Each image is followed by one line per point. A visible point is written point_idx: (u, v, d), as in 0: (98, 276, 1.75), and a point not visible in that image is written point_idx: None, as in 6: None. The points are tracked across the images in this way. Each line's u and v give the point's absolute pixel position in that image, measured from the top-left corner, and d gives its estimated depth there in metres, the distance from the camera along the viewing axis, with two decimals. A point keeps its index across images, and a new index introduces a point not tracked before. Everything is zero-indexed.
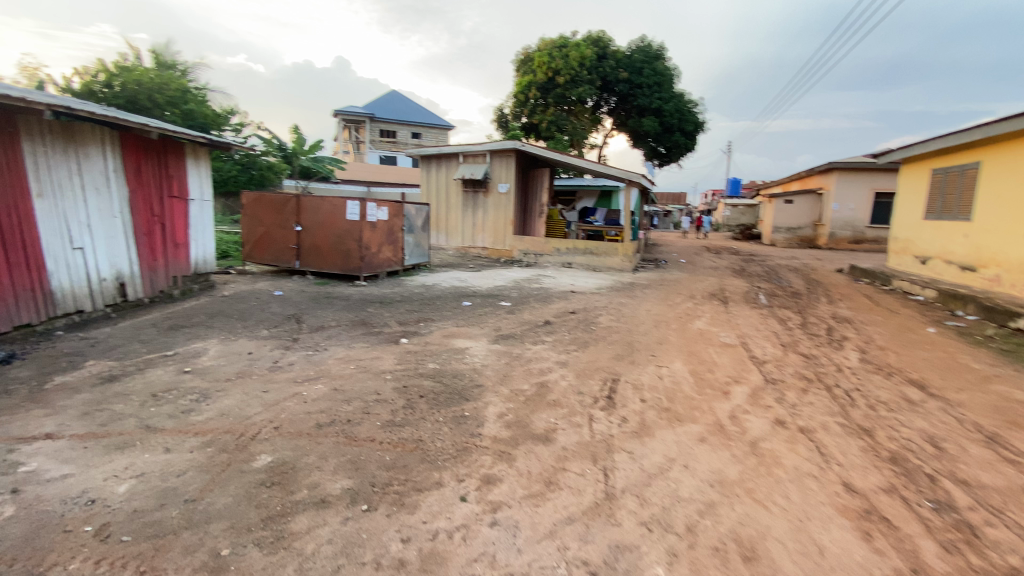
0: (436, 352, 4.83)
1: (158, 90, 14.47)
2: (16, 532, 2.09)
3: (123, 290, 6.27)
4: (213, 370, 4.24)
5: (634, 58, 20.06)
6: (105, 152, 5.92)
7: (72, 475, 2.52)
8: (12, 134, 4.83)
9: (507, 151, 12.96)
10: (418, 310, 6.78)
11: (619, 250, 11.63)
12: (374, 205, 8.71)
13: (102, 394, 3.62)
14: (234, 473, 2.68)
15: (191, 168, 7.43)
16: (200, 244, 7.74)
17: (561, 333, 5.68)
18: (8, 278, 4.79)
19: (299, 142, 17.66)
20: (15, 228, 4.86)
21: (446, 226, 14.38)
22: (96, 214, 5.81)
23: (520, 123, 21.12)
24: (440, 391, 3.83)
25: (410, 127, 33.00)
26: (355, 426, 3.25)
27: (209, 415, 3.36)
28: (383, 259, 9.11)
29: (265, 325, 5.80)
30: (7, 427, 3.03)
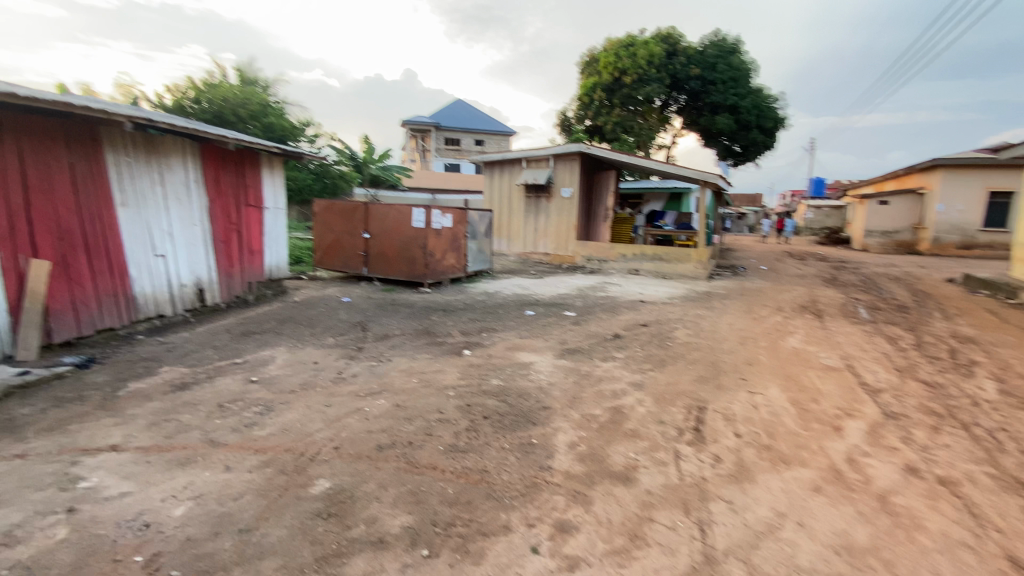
0: (501, 367, 4.55)
1: (241, 105, 15.46)
2: (65, 559, 2.02)
3: (201, 295, 6.54)
4: (278, 380, 4.21)
5: (706, 54, 19.03)
6: (185, 163, 6.20)
7: (127, 496, 2.47)
8: (101, 148, 5.14)
9: (571, 154, 12.55)
10: (482, 319, 6.55)
11: (694, 256, 10.89)
12: (439, 212, 8.63)
13: (171, 404, 3.66)
14: (291, 500, 2.48)
15: (266, 178, 7.70)
16: (273, 251, 8.00)
17: (634, 349, 5.22)
18: (94, 284, 5.07)
19: (368, 151, 18.25)
20: (103, 236, 5.16)
21: (507, 232, 14.18)
22: (176, 222, 6.09)
23: (584, 126, 20.65)
24: (507, 413, 3.53)
25: (473, 134, 33.43)
26: (416, 450, 2.98)
27: (271, 430, 3.25)
28: (447, 266, 9.02)
29: (332, 332, 5.81)
30: (77, 437, 3.09)
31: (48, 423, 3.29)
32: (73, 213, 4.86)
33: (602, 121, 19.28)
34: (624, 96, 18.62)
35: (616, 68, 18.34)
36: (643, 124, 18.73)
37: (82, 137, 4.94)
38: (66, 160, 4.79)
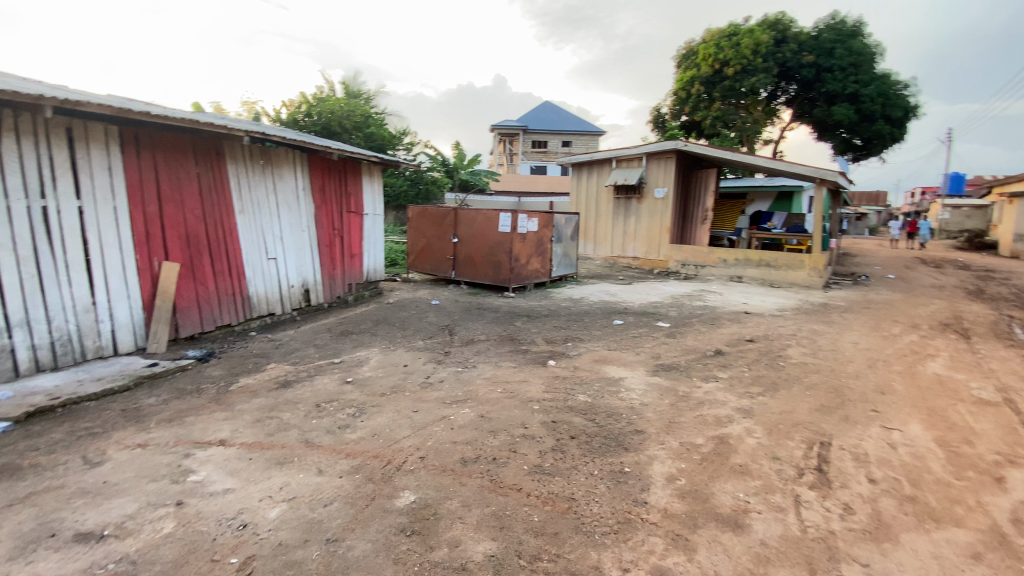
0: (588, 381, 4.32)
1: (346, 117, 16.58)
2: (170, 554, 2.15)
3: (307, 296, 7.00)
4: (370, 382, 4.32)
5: (822, 39, 17.21)
6: (295, 172, 6.67)
7: (229, 493, 2.61)
8: (224, 161, 5.66)
9: (666, 152, 11.93)
10: (567, 326, 6.34)
11: (807, 263, 9.82)
12: (525, 216, 8.54)
13: (275, 401, 3.88)
14: (377, 512, 2.45)
15: (366, 185, 8.11)
16: (371, 254, 8.40)
17: (738, 369, 4.72)
18: (216, 285, 5.59)
19: (460, 157, 18.76)
20: (224, 241, 5.68)
21: (595, 235, 13.80)
22: (286, 227, 6.56)
23: (679, 122, 19.66)
24: (596, 434, 3.30)
25: (561, 136, 33.23)
26: (501, 467, 2.85)
27: (361, 434, 3.31)
28: (532, 271, 8.92)
29: (421, 335, 5.92)
30: (193, 429, 3.36)
31: (171, 413, 3.63)
32: (200, 220, 5.39)
33: (700, 116, 18.18)
34: (725, 89, 17.39)
35: (716, 60, 17.11)
36: (746, 117, 17.49)
37: (208, 152, 5.47)
38: (194, 172, 5.33)
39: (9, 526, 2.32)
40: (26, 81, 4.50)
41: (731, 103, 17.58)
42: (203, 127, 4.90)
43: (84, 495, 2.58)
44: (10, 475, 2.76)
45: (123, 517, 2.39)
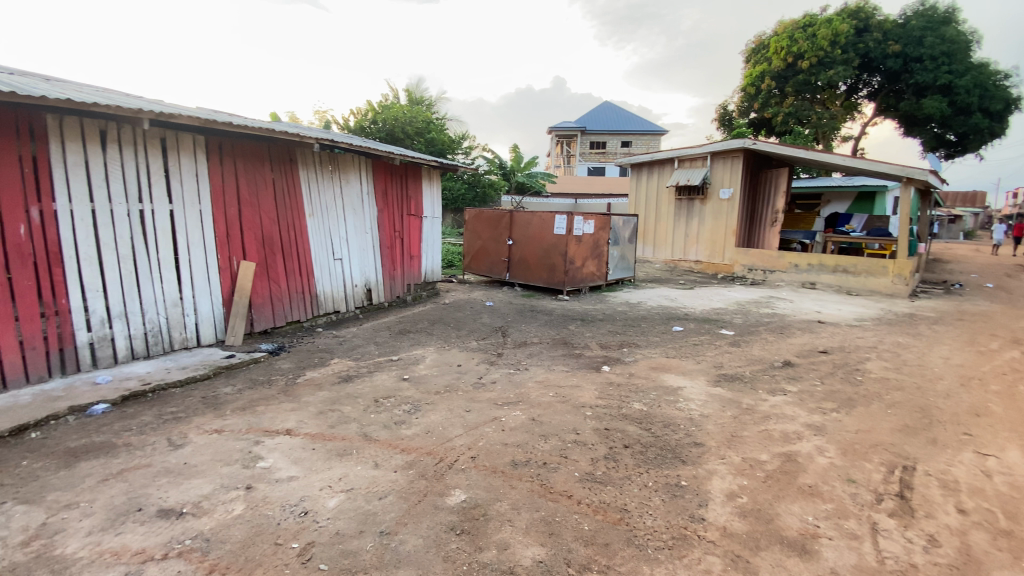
0: (643, 389, 4.19)
1: (409, 123, 17.15)
2: (239, 535, 2.30)
3: (369, 295, 7.30)
4: (426, 380, 4.42)
5: (911, 27, 15.80)
6: (360, 177, 6.98)
7: (292, 480, 2.76)
8: (296, 167, 6.01)
9: (734, 151, 11.41)
10: (623, 331, 6.19)
11: (890, 269, 9.06)
12: (581, 218, 8.45)
13: (337, 394, 4.07)
14: (428, 508, 2.50)
15: (425, 188, 8.34)
16: (429, 256, 8.63)
17: (809, 382, 4.40)
18: (287, 283, 5.94)
19: (517, 160, 18.89)
20: (295, 242, 6.03)
21: (654, 238, 13.41)
22: (351, 230, 6.88)
23: (747, 119, 18.76)
24: (650, 444, 3.19)
25: (621, 136, 32.64)
26: (551, 472, 2.82)
27: (416, 431, 3.39)
28: (588, 274, 8.81)
29: (475, 336, 5.99)
30: (262, 417, 3.59)
31: (244, 402, 3.90)
32: (274, 222, 5.76)
33: (770, 113, 17.23)
34: (799, 83, 16.43)
35: (789, 53, 16.09)
36: (822, 113, 16.42)
37: (282, 158, 5.83)
38: (269, 177, 5.69)
39: (105, 498, 2.58)
40: (129, 97, 5.00)
41: (806, 97, 16.76)
42: (278, 135, 5.22)
43: (168, 474, 2.82)
44: (107, 451, 3.07)
45: (199, 497, 2.59)
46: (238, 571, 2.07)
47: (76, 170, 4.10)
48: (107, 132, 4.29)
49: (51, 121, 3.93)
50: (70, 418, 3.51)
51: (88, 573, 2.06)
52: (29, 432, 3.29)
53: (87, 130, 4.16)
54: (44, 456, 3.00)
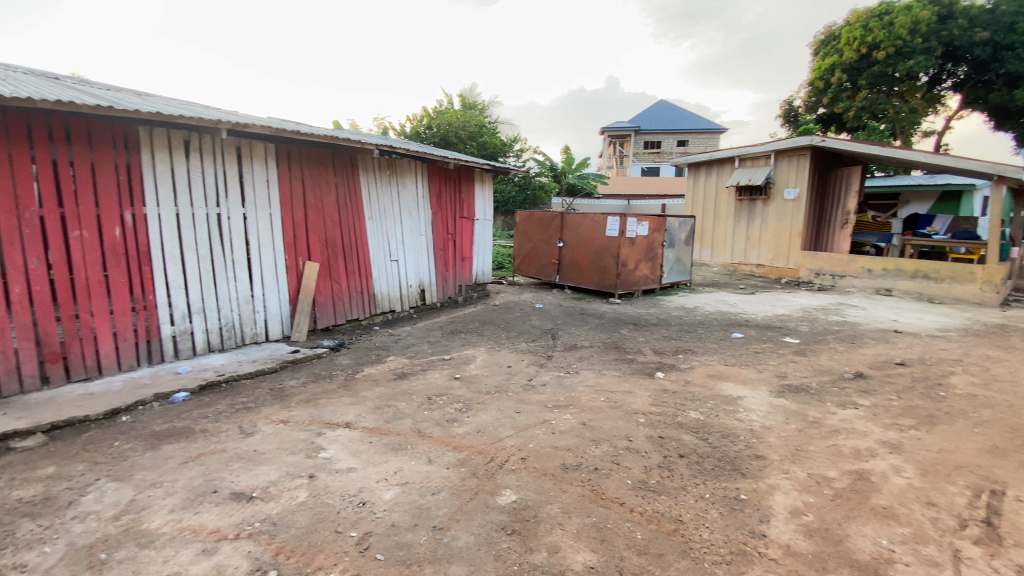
0: (699, 398, 4.04)
1: (462, 128, 17.50)
2: (303, 521, 2.42)
3: (423, 296, 7.49)
4: (477, 380, 4.48)
5: (1001, 12, 14.40)
6: (416, 180, 7.18)
7: (351, 471, 2.89)
8: (356, 172, 6.27)
9: (801, 149, 10.82)
10: (678, 337, 6.00)
11: (979, 275, 8.28)
12: (635, 220, 8.29)
13: (392, 391, 4.20)
14: (480, 506, 2.53)
15: (478, 191, 8.47)
16: (481, 258, 8.75)
17: (884, 396, 4.08)
18: (347, 283, 6.21)
19: (569, 162, 18.80)
20: (355, 244, 6.29)
21: (711, 240, 12.93)
22: (407, 232, 7.09)
23: (814, 115, 17.74)
24: (707, 455, 3.08)
25: (677, 136, 31.76)
26: (603, 478, 2.78)
27: (468, 429, 3.44)
28: (641, 277, 8.62)
29: (525, 338, 6.01)
30: (324, 410, 3.77)
31: (307, 394, 4.11)
32: (336, 225, 6.04)
33: (841, 108, 16.17)
34: (874, 75, 15.32)
35: (862, 43, 15.02)
36: (900, 106, 15.29)
37: (344, 164, 6.10)
38: (332, 182, 5.97)
39: (184, 479, 2.80)
40: (209, 109, 5.40)
41: (881, 91, 15.53)
42: (340, 142, 5.47)
43: (239, 459, 3.02)
44: (187, 436, 3.33)
45: (266, 483, 2.76)
46: (302, 555, 2.19)
47: (164, 177, 4.48)
48: (191, 142, 4.66)
49: (144, 133, 4.31)
50: (156, 403, 3.84)
51: (170, 547, 2.24)
52: (121, 415, 3.63)
53: (174, 141, 4.54)
54: (134, 437, 3.30)
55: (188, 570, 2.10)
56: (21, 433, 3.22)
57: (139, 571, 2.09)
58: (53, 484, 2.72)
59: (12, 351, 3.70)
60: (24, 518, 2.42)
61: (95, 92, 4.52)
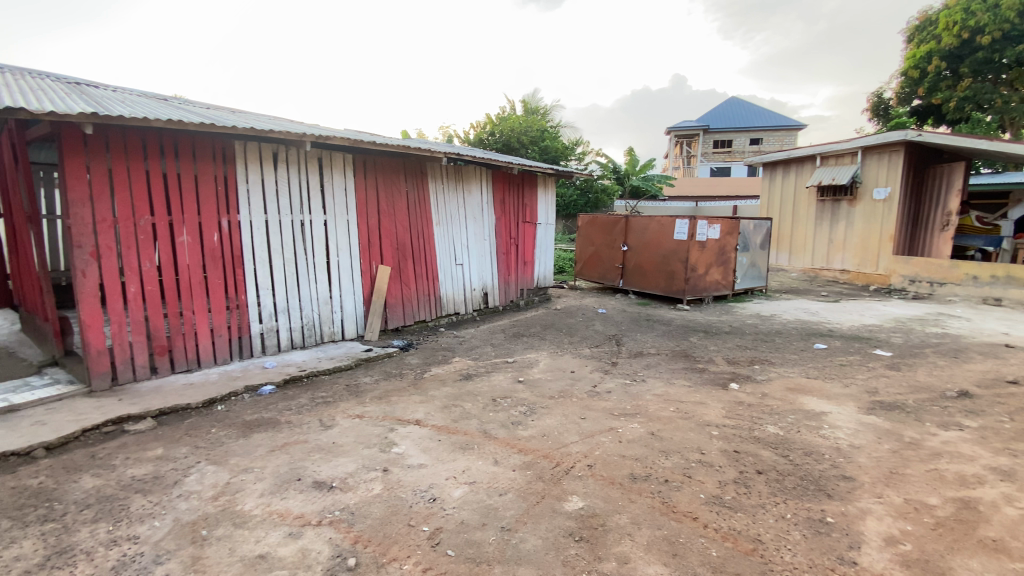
0: (777, 412, 3.82)
1: (524, 133, 17.65)
2: (378, 513, 2.54)
3: (486, 299, 7.62)
4: (540, 384, 4.48)
5: None
6: (481, 186, 7.32)
7: (422, 467, 2.99)
8: (425, 179, 6.50)
9: (893, 145, 9.95)
10: (753, 347, 5.69)
11: None
12: (705, 223, 7.97)
13: (458, 391, 4.31)
14: (547, 511, 2.53)
15: (540, 196, 8.49)
16: (543, 262, 8.77)
17: (994, 418, 3.65)
18: (415, 286, 6.45)
19: (632, 163, 18.43)
20: (423, 248, 6.52)
21: (790, 244, 12.17)
22: (471, 236, 7.24)
23: (908, 107, 16.28)
24: (788, 473, 2.90)
25: (749, 134, 30.27)
26: (674, 491, 2.70)
27: (533, 433, 3.46)
28: (711, 282, 8.28)
29: (588, 343, 5.95)
30: (395, 407, 3.93)
31: (379, 391, 4.31)
32: (406, 230, 6.29)
33: (939, 98, 14.77)
34: (977, 62, 13.82)
35: (964, 28, 13.50)
36: (1010, 96, 13.75)
37: (414, 172, 6.34)
38: (403, 189, 6.23)
39: (272, 466, 3.01)
40: (293, 123, 5.79)
41: (987, 79, 14.07)
42: (411, 151, 5.69)
43: (319, 450, 3.21)
44: (273, 426, 3.59)
45: (344, 474, 2.91)
46: (377, 545, 2.29)
47: (255, 187, 4.86)
48: (278, 154, 5.02)
49: (238, 146, 4.71)
50: (246, 395, 4.17)
51: (260, 528, 2.42)
52: (217, 405, 3.97)
53: (265, 154, 4.91)
54: (227, 425, 3.61)
55: (276, 551, 2.26)
56: (135, 417, 3.62)
57: (234, 548, 2.28)
58: (161, 465, 3.03)
59: (128, 343, 4.16)
60: (138, 494, 2.71)
61: (198, 111, 4.99)
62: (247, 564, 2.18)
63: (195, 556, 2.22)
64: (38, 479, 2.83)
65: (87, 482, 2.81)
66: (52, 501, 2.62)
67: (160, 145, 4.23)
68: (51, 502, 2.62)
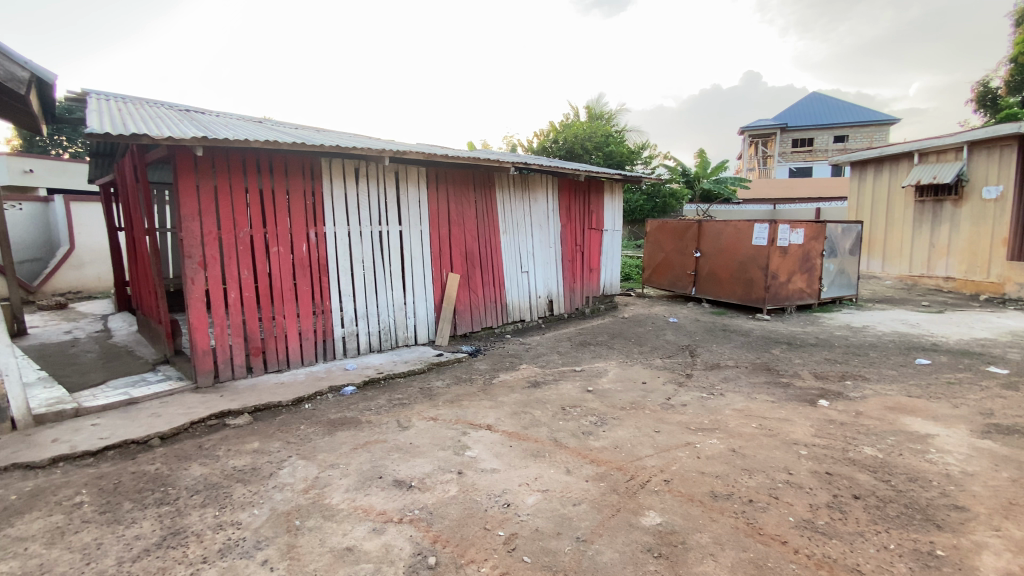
0: (875, 432, 3.51)
1: (588, 139, 17.53)
2: (455, 514, 2.61)
3: (551, 306, 7.63)
4: (611, 395, 4.41)
5: None
6: (547, 194, 7.36)
7: (495, 472, 3.04)
8: (493, 189, 6.63)
9: (1006, 139, 8.92)
10: (843, 361, 5.27)
11: None
12: (788, 227, 7.50)
13: (528, 398, 4.33)
14: (623, 524, 2.49)
15: (607, 202, 8.40)
16: (610, 269, 8.66)
17: None
18: (483, 293, 6.59)
19: (703, 165, 17.79)
20: (491, 256, 6.66)
21: (883, 249, 11.17)
22: (537, 244, 7.30)
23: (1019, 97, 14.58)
24: (889, 500, 2.66)
25: (833, 131, 28.24)
26: (759, 511, 2.56)
27: (605, 444, 3.41)
28: (794, 290, 7.79)
29: (660, 353, 5.78)
30: (467, 412, 4.02)
31: (452, 395, 4.43)
32: (475, 239, 6.45)
33: None
34: None
35: None
36: None
37: (483, 182, 6.50)
38: (472, 199, 6.40)
39: (355, 463, 3.19)
40: (372, 139, 6.13)
41: None
42: (481, 162, 5.84)
43: (398, 450, 3.36)
44: (355, 425, 3.80)
45: (422, 474, 3.02)
46: (455, 546, 2.35)
47: (338, 200, 5.19)
48: (359, 169, 5.33)
49: (324, 163, 5.05)
50: (329, 395, 4.45)
51: (347, 522, 2.56)
52: (304, 403, 4.26)
53: (347, 169, 5.23)
54: (314, 423, 3.86)
55: (362, 545, 2.38)
56: (233, 412, 3.96)
57: (324, 539, 2.43)
58: (258, 457, 3.30)
59: (228, 344, 4.56)
60: (238, 483, 2.97)
61: (289, 131, 5.41)
62: (336, 555, 2.31)
63: (290, 545, 2.39)
64: (154, 465, 3.17)
65: (195, 470, 3.11)
66: (167, 486, 2.93)
67: (257, 164, 4.62)
68: (165, 487, 2.92)
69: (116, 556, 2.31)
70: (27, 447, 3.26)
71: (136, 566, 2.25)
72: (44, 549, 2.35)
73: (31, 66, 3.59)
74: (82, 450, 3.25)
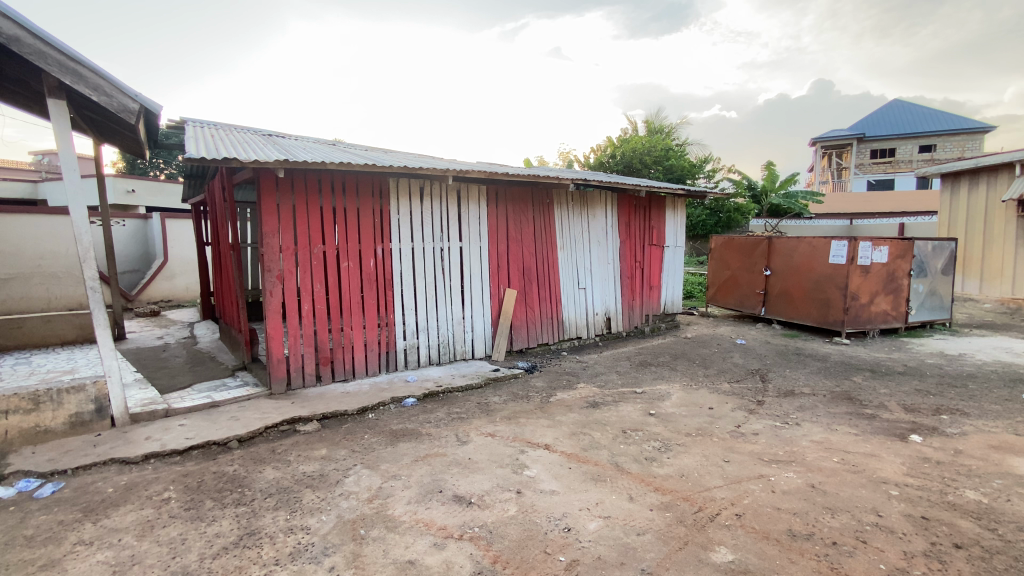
0: (978, 474, 3.15)
1: (647, 153, 17.25)
2: (514, 535, 2.59)
3: (609, 324, 7.49)
4: (675, 420, 4.23)
5: None
6: (606, 211, 7.29)
7: (555, 494, 2.99)
8: (552, 207, 6.66)
9: None
10: (937, 392, 4.78)
11: None
12: (869, 244, 6.95)
13: (588, 418, 4.26)
14: (691, 559, 2.36)
15: (668, 218, 8.19)
16: (671, 286, 8.40)
17: None
18: (540, 308, 6.59)
19: (772, 177, 17.03)
20: (548, 273, 6.66)
21: (981, 269, 10.14)
22: (596, 260, 7.23)
23: None
24: (996, 551, 2.36)
25: (917, 139, 26.23)
26: (845, 556, 2.35)
27: (670, 472, 3.27)
28: (877, 312, 7.22)
29: (727, 377, 5.50)
30: (525, 429, 4.01)
31: (509, 411, 4.43)
32: (533, 255, 6.49)
33: None
34: None
35: None
36: None
37: (541, 200, 6.55)
38: (530, 217, 6.45)
39: (416, 475, 3.24)
40: (435, 158, 6.34)
41: None
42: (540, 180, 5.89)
43: (457, 465, 3.39)
44: (415, 437, 3.88)
45: (482, 491, 3.03)
46: (516, 567, 2.33)
47: (404, 217, 5.39)
48: (424, 188, 5.51)
49: (392, 182, 5.27)
50: (392, 405, 4.58)
51: (409, 535, 2.60)
52: (368, 413, 4.41)
53: (413, 188, 5.43)
54: (377, 432, 3.98)
55: (423, 559, 2.41)
56: (304, 418, 4.16)
57: (387, 551, 2.47)
58: (325, 464, 3.43)
59: (300, 353, 4.80)
60: (308, 489, 3.09)
61: (360, 153, 5.70)
62: (398, 568, 2.35)
63: (355, 554, 2.45)
64: (232, 466, 3.38)
65: (269, 474, 3.28)
66: (243, 487, 3.10)
67: (331, 184, 4.88)
68: (242, 488, 3.09)
69: (198, 552, 2.47)
70: (125, 443, 3.58)
71: (214, 563, 2.38)
72: (136, 541, 2.55)
73: (140, 100, 3.94)
74: (170, 449, 3.52)
